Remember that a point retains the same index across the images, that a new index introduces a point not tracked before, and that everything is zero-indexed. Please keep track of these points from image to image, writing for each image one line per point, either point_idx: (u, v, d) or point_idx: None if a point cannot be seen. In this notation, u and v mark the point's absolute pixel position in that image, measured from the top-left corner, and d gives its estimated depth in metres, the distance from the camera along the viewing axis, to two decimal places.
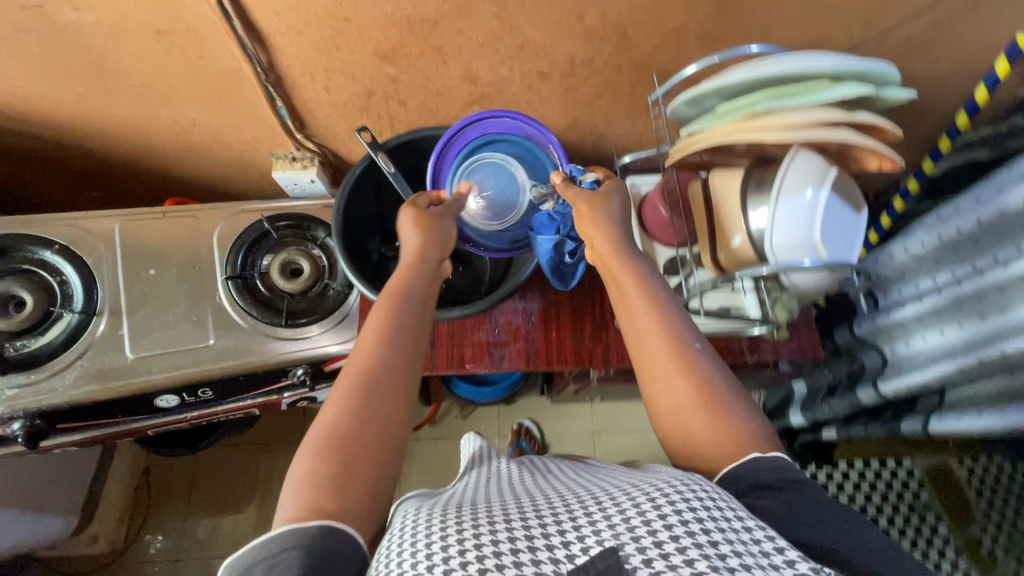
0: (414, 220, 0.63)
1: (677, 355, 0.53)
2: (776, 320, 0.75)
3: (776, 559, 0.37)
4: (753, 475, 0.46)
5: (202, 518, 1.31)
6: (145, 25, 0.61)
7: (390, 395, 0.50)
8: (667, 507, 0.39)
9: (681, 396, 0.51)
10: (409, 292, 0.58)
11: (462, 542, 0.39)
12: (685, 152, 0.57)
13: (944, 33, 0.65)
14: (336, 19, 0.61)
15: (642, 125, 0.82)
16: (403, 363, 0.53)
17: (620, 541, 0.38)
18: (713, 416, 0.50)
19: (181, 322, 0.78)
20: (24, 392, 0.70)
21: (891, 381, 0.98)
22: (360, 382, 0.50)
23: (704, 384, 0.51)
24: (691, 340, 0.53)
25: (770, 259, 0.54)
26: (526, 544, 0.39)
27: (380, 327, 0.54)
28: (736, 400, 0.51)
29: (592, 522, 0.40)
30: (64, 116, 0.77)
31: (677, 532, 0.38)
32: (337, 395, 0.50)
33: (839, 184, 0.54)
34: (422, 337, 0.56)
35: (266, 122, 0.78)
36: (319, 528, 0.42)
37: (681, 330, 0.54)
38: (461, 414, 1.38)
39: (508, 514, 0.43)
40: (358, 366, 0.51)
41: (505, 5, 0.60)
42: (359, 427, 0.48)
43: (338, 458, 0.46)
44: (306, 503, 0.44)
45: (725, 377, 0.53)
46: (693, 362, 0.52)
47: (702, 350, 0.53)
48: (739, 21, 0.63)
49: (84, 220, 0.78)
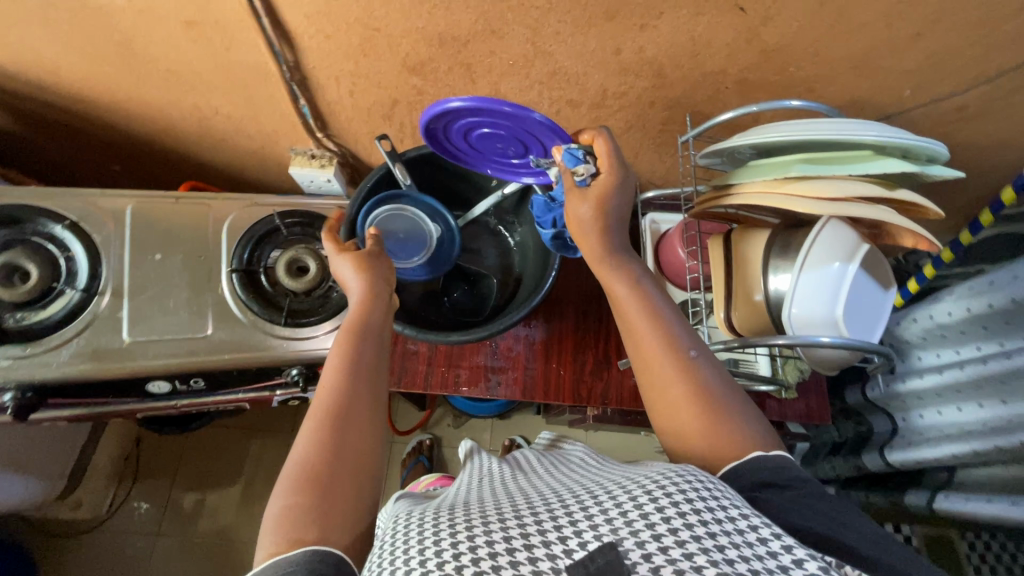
0: (354, 266, 0.61)
1: (675, 358, 0.50)
2: (784, 381, 0.74)
3: (774, 544, 0.35)
4: (754, 471, 0.45)
5: (188, 496, 1.31)
6: (175, 14, 0.60)
7: (362, 425, 0.50)
8: (665, 499, 0.36)
9: (676, 403, 0.49)
10: (368, 331, 0.57)
11: (455, 546, 0.35)
12: (710, 205, 0.54)
13: (998, 106, 0.62)
14: (366, 27, 0.60)
15: (669, 162, 0.79)
16: (366, 390, 0.53)
17: (618, 536, 0.34)
18: (712, 419, 0.48)
19: (182, 310, 0.77)
20: (19, 364, 0.70)
21: (899, 451, 0.94)
22: (327, 415, 0.50)
23: (700, 390, 0.49)
24: (686, 346, 0.52)
25: (788, 330, 0.51)
26: (522, 544, 0.35)
27: (339, 360, 0.54)
28: (735, 402, 0.49)
29: (585, 515, 0.37)
30: (89, 92, 0.77)
31: (679, 526, 0.34)
32: (306, 431, 0.49)
33: (868, 259, 0.51)
34: (381, 363, 0.56)
35: (288, 119, 0.78)
36: (302, 556, 0.41)
37: (680, 334, 0.52)
38: (455, 423, 1.37)
39: (501, 513, 0.40)
40: (321, 399, 0.51)
41: (539, 31, 0.58)
42: (331, 458, 0.47)
43: (313, 489, 0.45)
44: (284, 537, 0.43)
45: (721, 378, 0.51)
46: (689, 366, 0.50)
47: (698, 354, 0.51)
48: (782, 72, 0.60)
49: (99, 198, 0.78)
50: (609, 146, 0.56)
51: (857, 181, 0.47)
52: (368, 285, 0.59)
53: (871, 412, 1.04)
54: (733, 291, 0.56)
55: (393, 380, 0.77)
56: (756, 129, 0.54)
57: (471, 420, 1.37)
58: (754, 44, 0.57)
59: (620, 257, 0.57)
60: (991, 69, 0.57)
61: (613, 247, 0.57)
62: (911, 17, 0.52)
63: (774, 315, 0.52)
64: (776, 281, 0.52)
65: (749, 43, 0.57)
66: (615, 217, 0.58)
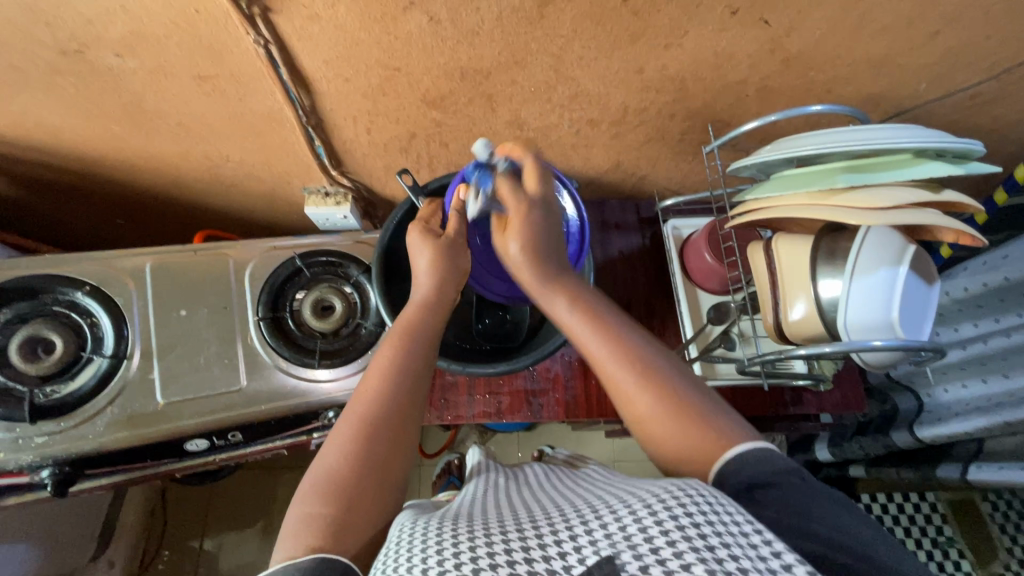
0: (432, 258, 0.61)
1: (636, 373, 0.49)
2: (822, 374, 0.71)
3: (764, 551, 0.34)
4: (746, 468, 0.43)
5: (219, 543, 1.29)
6: (187, 71, 0.59)
7: (391, 437, 0.50)
8: (663, 512, 0.36)
9: (648, 417, 0.48)
10: (414, 330, 0.57)
11: (459, 556, 0.35)
12: (749, 220, 0.55)
13: (1011, 91, 0.63)
14: (386, 68, 0.59)
15: (687, 168, 0.80)
16: (404, 401, 0.53)
17: (615, 549, 0.34)
18: (689, 425, 0.47)
19: (212, 365, 0.76)
20: (56, 439, 0.69)
21: (928, 428, 0.91)
22: (360, 425, 0.50)
23: (670, 392, 0.48)
24: (641, 356, 0.50)
25: (843, 337, 0.52)
26: (523, 556, 0.35)
27: (383, 366, 0.54)
28: (706, 404, 0.48)
29: (586, 531, 0.37)
30: (94, 151, 0.75)
31: (676, 539, 0.34)
32: (339, 436, 0.50)
33: (915, 260, 0.53)
34: (425, 377, 0.56)
35: (302, 161, 0.77)
36: (311, 562, 0.41)
37: (636, 347, 0.51)
38: (481, 439, 1.38)
39: (506, 526, 0.40)
40: (359, 406, 0.51)
41: (563, 58, 0.57)
42: (358, 475, 0.47)
43: (337, 500, 0.45)
44: (302, 542, 0.43)
45: (685, 383, 0.49)
46: (653, 372, 0.49)
47: (654, 364, 0.50)
48: (803, 77, 0.61)
49: (114, 258, 0.77)
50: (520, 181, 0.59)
51: (897, 188, 0.49)
52: (436, 285, 0.60)
53: (896, 391, 1.06)
54: (779, 299, 0.57)
55: (434, 415, 0.76)
56: (786, 141, 0.54)
57: (496, 435, 1.37)
58: (776, 53, 0.57)
59: (554, 282, 0.56)
60: (1009, 58, 0.58)
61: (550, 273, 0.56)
62: (932, 17, 0.52)
63: (827, 321, 0.53)
64: (826, 287, 0.53)
65: (772, 52, 0.57)
66: (548, 246, 0.57)
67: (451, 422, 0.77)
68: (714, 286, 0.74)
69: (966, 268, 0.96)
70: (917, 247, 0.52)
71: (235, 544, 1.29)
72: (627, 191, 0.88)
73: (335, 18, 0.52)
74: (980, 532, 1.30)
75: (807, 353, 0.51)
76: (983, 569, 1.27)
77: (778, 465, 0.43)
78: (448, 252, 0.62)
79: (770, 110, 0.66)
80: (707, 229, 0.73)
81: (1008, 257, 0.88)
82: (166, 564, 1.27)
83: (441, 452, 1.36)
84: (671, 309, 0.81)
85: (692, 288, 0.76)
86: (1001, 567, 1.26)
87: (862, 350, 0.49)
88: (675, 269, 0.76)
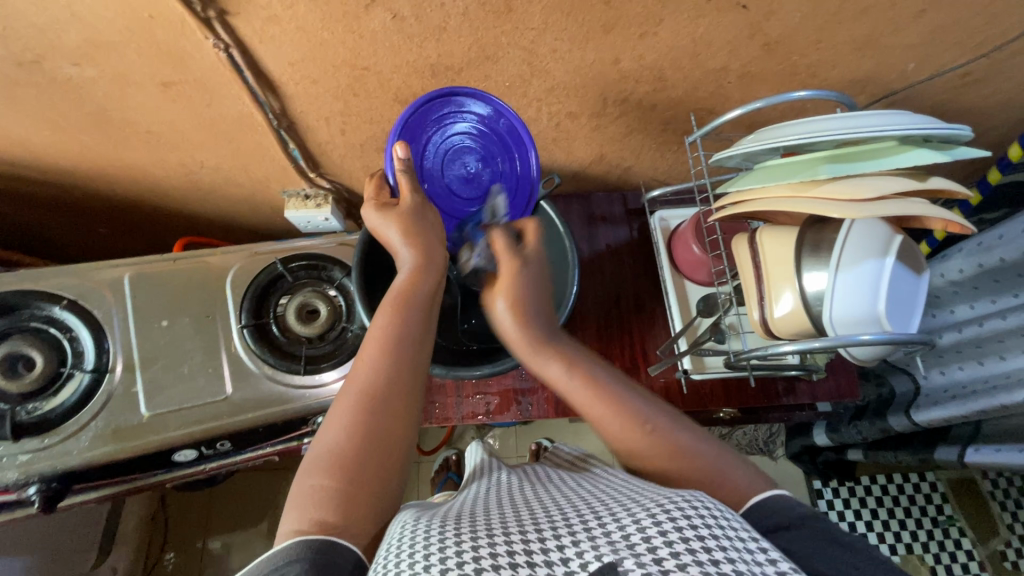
0: (401, 230, 0.58)
1: (638, 438, 0.51)
2: (814, 365, 0.69)
3: (767, 566, 0.34)
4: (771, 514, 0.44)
5: (220, 546, 1.30)
6: (150, 78, 0.57)
7: (398, 412, 0.50)
8: (668, 523, 0.35)
9: (659, 474, 0.50)
10: (413, 301, 0.56)
11: (460, 554, 0.34)
12: (731, 212, 0.54)
13: (1002, 69, 0.61)
14: (353, 67, 0.57)
15: (672, 158, 0.78)
16: (407, 373, 0.52)
17: (618, 556, 0.33)
18: (706, 480, 0.48)
19: (197, 375, 0.75)
20: (39, 456, 0.68)
21: (925, 412, 0.90)
22: (363, 398, 0.49)
23: (677, 450, 0.50)
24: (645, 418, 0.52)
25: (829, 332, 0.51)
26: (525, 558, 0.34)
27: (383, 336, 0.53)
28: (722, 457, 0.50)
29: (588, 535, 0.36)
30: (65, 162, 0.73)
31: (680, 551, 0.33)
32: (341, 411, 0.49)
33: (902, 250, 0.52)
34: (426, 350, 0.55)
35: (278, 165, 0.75)
36: (317, 542, 0.41)
37: (637, 408, 0.53)
38: (478, 433, 1.38)
39: (507, 527, 0.39)
40: (360, 378, 0.51)
41: (535, 51, 0.55)
42: (360, 444, 0.47)
43: (341, 477, 0.45)
44: (308, 516, 0.43)
45: (694, 436, 0.52)
46: (657, 435, 0.51)
47: (657, 423, 0.52)
48: (785, 61, 0.58)
49: (92, 270, 0.76)
50: (503, 238, 0.63)
51: (884, 178, 0.47)
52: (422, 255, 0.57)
53: (893, 373, 1.05)
54: (765, 292, 0.56)
55: (423, 418, 0.76)
56: (771, 130, 0.52)
57: (493, 429, 1.37)
58: (756, 38, 0.55)
59: (547, 346, 0.58)
60: (997, 36, 0.56)
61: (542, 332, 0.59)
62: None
63: (813, 315, 0.52)
64: (811, 280, 0.51)
65: (751, 38, 0.55)
66: (536, 298, 0.61)
67: (440, 424, 0.76)
68: (702, 278, 0.73)
69: (962, 249, 0.94)
70: (904, 237, 0.51)
71: (236, 546, 1.30)
72: (613, 183, 0.86)
73: (296, 19, 0.50)
74: (980, 509, 1.30)
75: (794, 349, 0.50)
76: (985, 546, 1.27)
77: (789, 510, 0.44)
78: (415, 213, 0.59)
79: (752, 97, 0.64)
80: (694, 220, 0.71)
81: (1004, 237, 0.85)
82: (170, 568, 1.28)
83: (439, 448, 1.36)
84: (661, 302, 0.79)
85: (679, 281, 0.74)
86: (1002, 543, 1.26)
87: (849, 345, 0.47)
88: (663, 261, 0.74)
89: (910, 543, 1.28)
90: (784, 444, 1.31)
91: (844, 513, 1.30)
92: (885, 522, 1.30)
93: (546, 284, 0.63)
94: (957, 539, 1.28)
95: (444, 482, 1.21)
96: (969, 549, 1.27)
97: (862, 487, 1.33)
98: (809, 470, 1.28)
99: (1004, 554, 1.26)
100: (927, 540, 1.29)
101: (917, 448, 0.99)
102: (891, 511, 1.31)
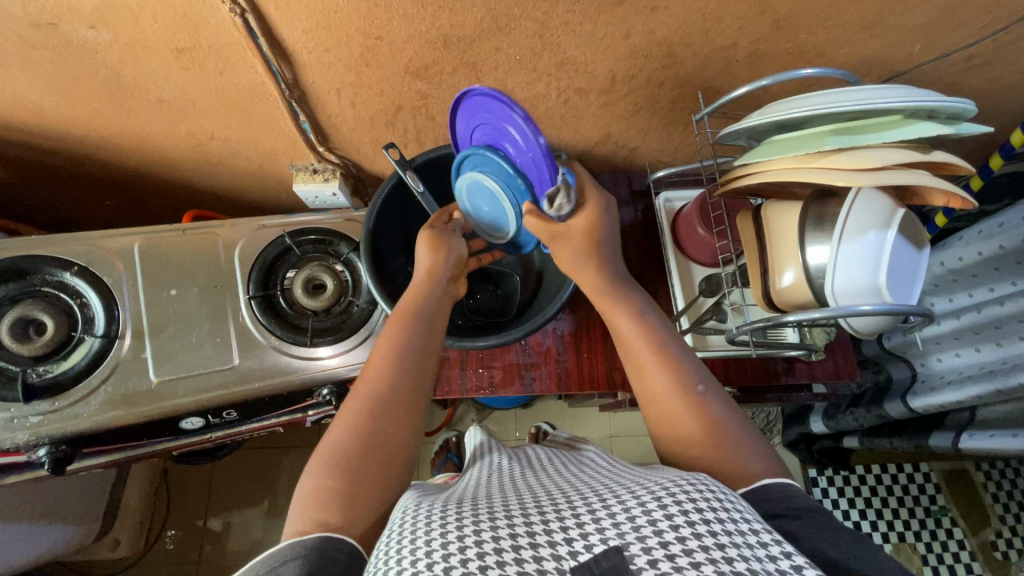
0: (428, 243, 0.64)
1: (682, 395, 0.52)
2: (814, 344, 0.70)
3: (775, 549, 0.34)
4: (764, 501, 0.44)
5: (221, 521, 1.31)
6: (165, 43, 0.58)
7: (401, 415, 0.51)
8: (674, 506, 0.35)
9: (685, 433, 0.50)
10: (419, 313, 0.58)
11: (462, 538, 0.35)
12: (737, 187, 0.55)
13: (1007, 51, 0.62)
14: (367, 36, 0.57)
15: (678, 138, 0.79)
16: (411, 382, 0.53)
17: (624, 540, 0.34)
18: (721, 454, 0.49)
19: (205, 344, 0.76)
20: (49, 419, 0.69)
21: (922, 398, 0.91)
22: (367, 404, 0.51)
23: (708, 418, 0.50)
24: (694, 381, 0.53)
25: (830, 303, 0.52)
26: (528, 542, 0.34)
27: (390, 346, 0.55)
28: (745, 436, 0.50)
29: (592, 518, 0.36)
30: (77, 129, 0.74)
31: (686, 535, 0.33)
32: (347, 415, 0.50)
33: (903, 225, 0.52)
34: (431, 359, 0.56)
35: (288, 137, 0.76)
36: (316, 541, 0.42)
37: (686, 370, 0.53)
38: (478, 416, 1.39)
39: (509, 509, 0.39)
40: (367, 386, 0.52)
41: (546, 23, 0.56)
42: (364, 448, 0.48)
43: (343, 475, 0.46)
44: (311, 517, 0.44)
45: (732, 412, 0.52)
46: (696, 402, 0.51)
47: (711, 388, 0.53)
48: (794, 39, 0.59)
49: (102, 238, 0.77)
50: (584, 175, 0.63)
51: (888, 149, 0.48)
52: (435, 266, 0.63)
53: (890, 361, 1.05)
54: (769, 267, 0.57)
55: None
56: (778, 103, 0.53)
57: (493, 412, 1.39)
58: (767, 14, 0.55)
59: (619, 294, 0.60)
60: (1003, 18, 0.57)
61: (617, 280, 0.61)
62: None
63: (816, 287, 0.53)
64: (815, 253, 0.52)
65: (761, 14, 0.55)
66: (608, 244, 0.62)
67: (443, 397, 0.77)
68: (705, 259, 0.73)
69: (960, 238, 0.96)
70: (906, 212, 0.52)
71: (236, 521, 1.31)
72: (619, 163, 0.87)
73: None
74: (974, 500, 1.31)
75: (795, 317, 0.51)
76: (976, 535, 1.29)
77: (785, 494, 0.44)
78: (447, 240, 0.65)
79: (760, 75, 0.65)
80: (699, 199, 0.71)
81: (1004, 224, 0.87)
82: (171, 543, 1.29)
83: (439, 430, 1.37)
84: (661, 283, 0.79)
85: (683, 261, 0.75)
86: (993, 534, 1.28)
87: (848, 315, 0.48)
88: (666, 241, 0.75)
89: (903, 532, 1.30)
90: (781, 431, 1.32)
91: (839, 501, 1.32)
92: (878, 511, 1.31)
93: (619, 237, 0.64)
94: (949, 528, 1.30)
95: (442, 464, 1.24)
96: (960, 539, 1.29)
97: (856, 475, 1.34)
98: (805, 457, 1.30)
99: (995, 544, 1.27)
100: (920, 528, 1.30)
101: (912, 435, 1.00)
102: (885, 499, 1.32)
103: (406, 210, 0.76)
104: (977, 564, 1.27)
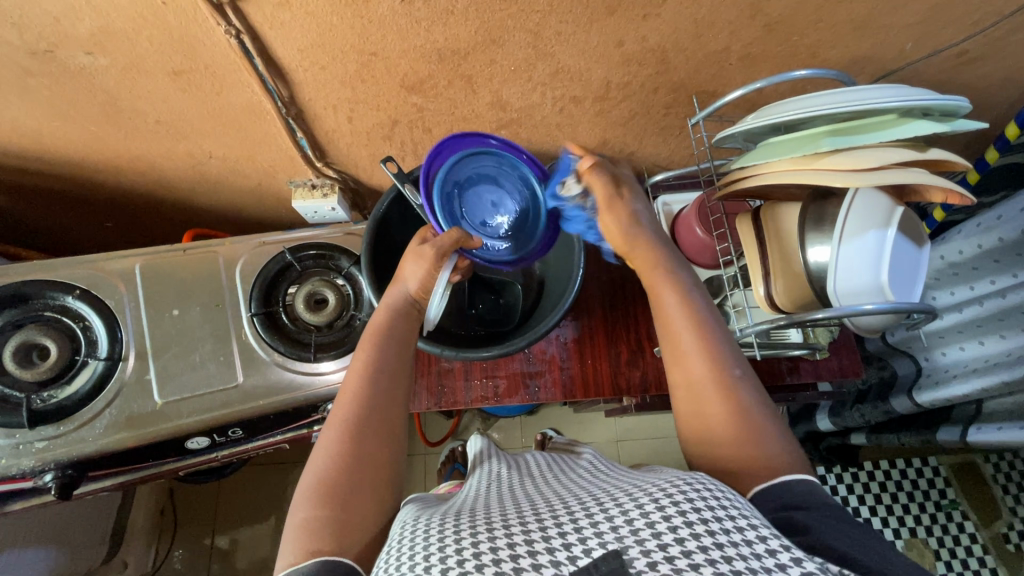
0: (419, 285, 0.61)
1: (716, 377, 0.51)
2: (819, 342, 0.69)
3: (774, 544, 0.34)
4: (782, 492, 0.44)
5: (229, 540, 1.31)
6: (162, 66, 0.58)
7: (383, 437, 0.51)
8: (671, 507, 0.35)
9: (719, 421, 0.50)
10: (390, 333, 0.58)
11: (461, 551, 0.34)
12: (734, 190, 0.55)
13: (998, 47, 0.62)
14: (362, 53, 0.58)
15: (674, 142, 0.80)
16: (388, 399, 0.53)
17: (622, 543, 0.33)
18: (745, 443, 0.48)
19: (208, 363, 0.76)
20: (54, 444, 0.69)
21: (928, 393, 0.90)
22: (348, 429, 0.50)
23: (736, 409, 0.50)
24: (731, 364, 0.52)
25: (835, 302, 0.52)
26: (527, 549, 0.34)
27: (363, 365, 0.55)
28: (771, 423, 0.50)
29: (591, 523, 0.36)
30: (75, 153, 0.74)
31: (685, 537, 0.33)
32: (327, 443, 0.50)
33: (902, 222, 0.53)
34: (404, 374, 0.57)
35: (286, 154, 0.76)
36: (314, 565, 0.43)
37: (723, 351, 0.53)
38: (484, 425, 1.39)
39: (507, 519, 0.39)
40: (344, 412, 0.52)
41: (540, 34, 0.56)
42: (351, 474, 0.48)
43: (334, 502, 0.46)
44: (303, 548, 0.44)
45: (761, 399, 0.51)
46: (731, 386, 0.51)
47: (746, 370, 0.52)
48: (787, 41, 0.59)
49: (103, 261, 0.77)
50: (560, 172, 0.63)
51: (887, 149, 0.48)
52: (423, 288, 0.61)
53: (894, 356, 1.04)
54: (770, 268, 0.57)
55: (431, 402, 0.77)
56: (773, 105, 0.53)
57: (499, 420, 1.39)
58: (758, 18, 0.56)
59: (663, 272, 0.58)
60: (994, 13, 0.57)
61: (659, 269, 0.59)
62: None
63: (817, 288, 0.53)
64: (815, 254, 0.53)
65: (753, 18, 0.56)
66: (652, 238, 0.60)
67: (448, 408, 0.77)
68: (706, 261, 0.73)
69: (961, 231, 0.96)
70: (906, 208, 0.52)
71: (244, 539, 1.31)
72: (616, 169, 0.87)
73: (306, 4, 0.50)
74: (984, 493, 1.31)
75: (800, 317, 0.50)
76: (988, 529, 1.28)
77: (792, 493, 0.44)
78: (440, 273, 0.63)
79: (754, 78, 0.65)
80: (698, 201, 0.71)
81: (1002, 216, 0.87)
82: (178, 563, 1.29)
83: (445, 440, 1.37)
84: None
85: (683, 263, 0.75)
86: (1005, 526, 1.27)
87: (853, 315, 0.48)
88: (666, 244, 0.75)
89: (914, 527, 1.29)
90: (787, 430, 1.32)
91: (848, 498, 1.31)
92: (889, 507, 1.31)
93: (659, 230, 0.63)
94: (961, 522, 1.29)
95: (447, 472, 1.23)
96: (972, 532, 1.28)
97: (865, 472, 1.33)
98: (814, 456, 1.29)
99: (1007, 537, 1.27)
100: (931, 523, 1.29)
101: (920, 429, 1.00)
102: (895, 495, 1.32)
103: (405, 222, 0.76)
104: (990, 558, 1.26)
